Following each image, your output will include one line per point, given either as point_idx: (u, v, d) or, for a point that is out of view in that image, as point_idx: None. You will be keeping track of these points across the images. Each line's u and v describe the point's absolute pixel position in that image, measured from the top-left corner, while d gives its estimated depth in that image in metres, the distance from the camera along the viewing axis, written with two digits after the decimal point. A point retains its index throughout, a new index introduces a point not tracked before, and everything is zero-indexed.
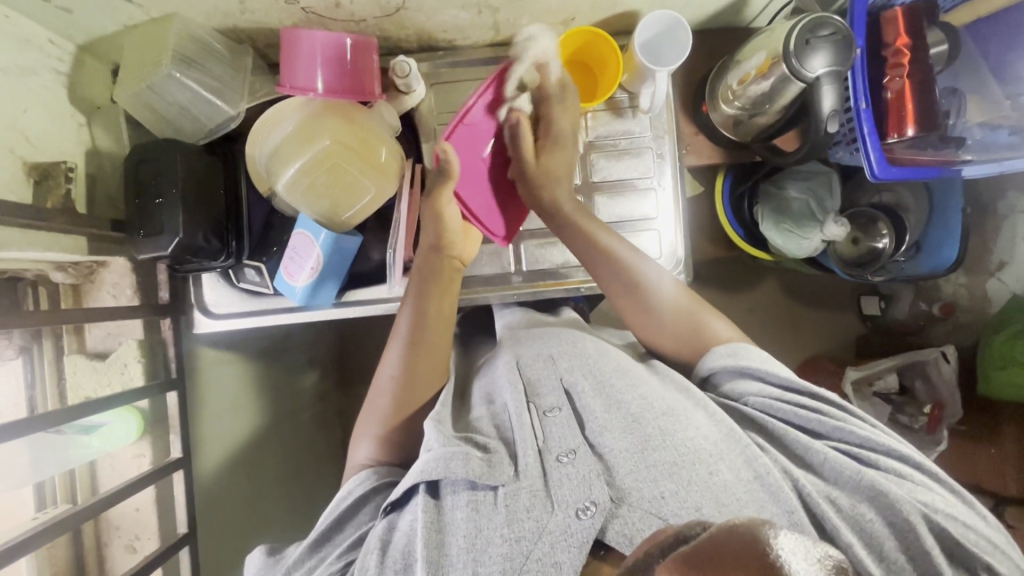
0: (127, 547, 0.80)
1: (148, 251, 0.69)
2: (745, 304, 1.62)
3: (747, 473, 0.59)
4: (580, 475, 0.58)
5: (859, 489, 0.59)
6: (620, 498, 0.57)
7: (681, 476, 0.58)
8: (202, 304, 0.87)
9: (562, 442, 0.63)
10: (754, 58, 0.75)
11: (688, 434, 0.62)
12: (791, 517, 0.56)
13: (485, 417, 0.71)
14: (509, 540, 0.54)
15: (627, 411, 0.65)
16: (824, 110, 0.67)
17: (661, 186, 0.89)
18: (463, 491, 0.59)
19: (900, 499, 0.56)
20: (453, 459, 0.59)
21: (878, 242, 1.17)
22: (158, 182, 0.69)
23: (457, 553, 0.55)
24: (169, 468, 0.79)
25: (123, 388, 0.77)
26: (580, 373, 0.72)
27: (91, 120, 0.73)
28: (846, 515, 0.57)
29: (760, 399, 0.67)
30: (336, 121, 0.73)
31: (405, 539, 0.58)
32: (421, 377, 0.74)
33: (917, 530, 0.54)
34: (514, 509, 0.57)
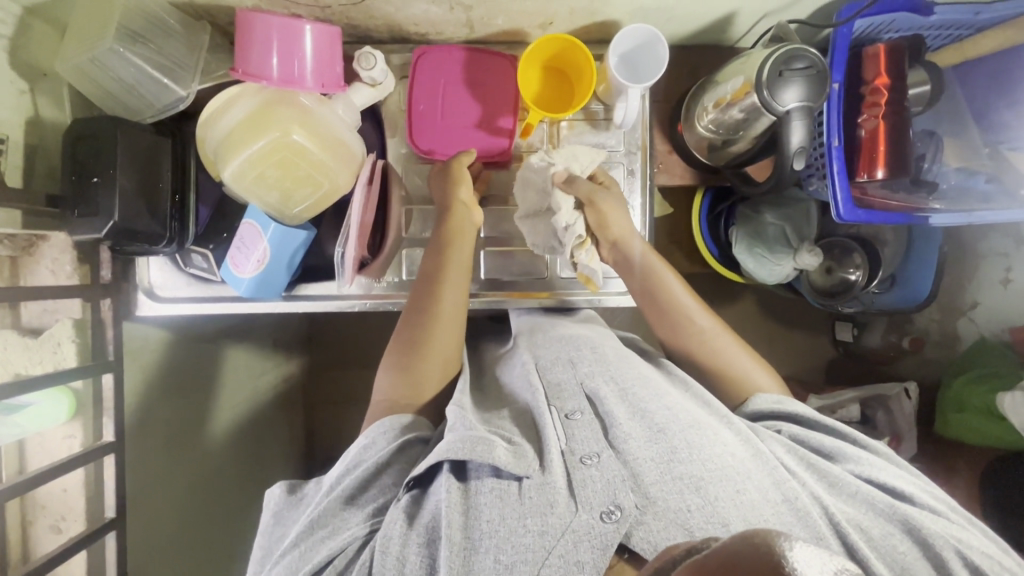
0: (52, 528, 0.79)
1: (81, 233, 0.66)
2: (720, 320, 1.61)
3: (776, 494, 0.57)
4: (605, 479, 0.56)
5: (891, 523, 0.58)
6: (646, 505, 0.55)
7: (708, 492, 0.56)
8: (149, 286, 0.85)
9: (586, 445, 0.61)
10: (731, 82, 0.73)
11: (715, 448, 0.60)
12: (819, 540, 0.54)
13: (510, 416, 0.69)
14: (533, 531, 0.53)
15: (652, 420, 0.63)
16: (791, 147, 0.64)
17: (629, 204, 0.86)
18: (488, 477, 0.58)
19: (936, 536, 0.55)
20: (479, 445, 0.58)
21: (850, 273, 1.16)
22: (96, 160, 0.66)
23: (480, 537, 0.53)
24: (100, 451, 0.78)
25: (54, 368, 0.74)
26: (602, 379, 0.70)
27: (35, 88, 0.70)
28: (877, 548, 0.56)
29: (791, 429, 0.68)
30: (308, 120, 0.71)
31: (431, 514, 0.57)
32: (433, 351, 0.73)
33: (951, 565, 0.53)
34: (538, 501, 0.55)
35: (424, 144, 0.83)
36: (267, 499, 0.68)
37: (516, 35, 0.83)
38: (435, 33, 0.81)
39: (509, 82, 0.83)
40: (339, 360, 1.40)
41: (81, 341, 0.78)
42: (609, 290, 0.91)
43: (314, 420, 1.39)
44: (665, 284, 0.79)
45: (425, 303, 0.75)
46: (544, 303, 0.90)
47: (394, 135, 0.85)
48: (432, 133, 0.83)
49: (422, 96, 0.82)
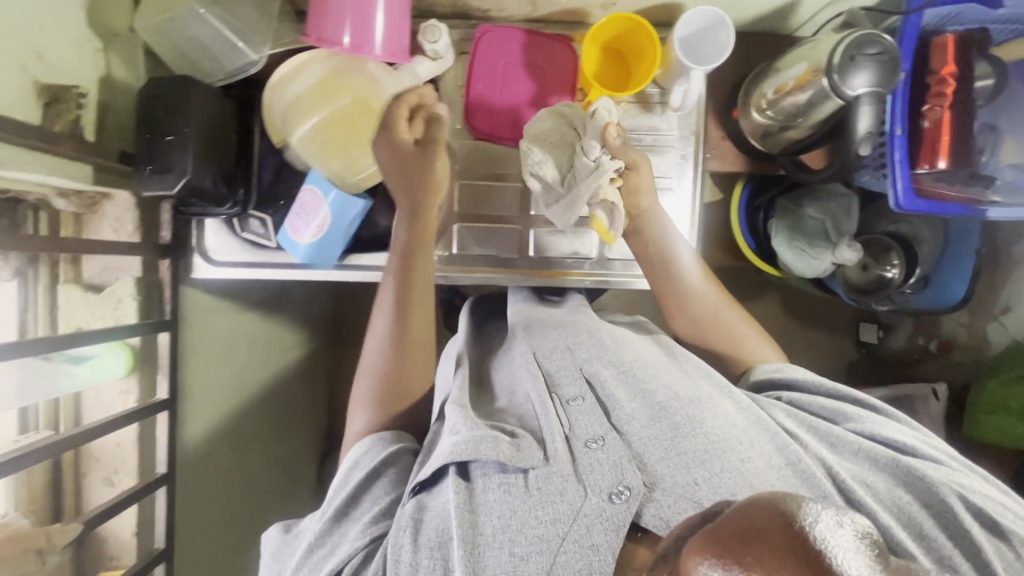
0: (105, 480, 0.81)
1: (153, 189, 0.67)
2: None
3: (779, 460, 0.58)
4: (611, 460, 0.56)
5: (895, 477, 0.58)
6: (653, 483, 0.55)
7: (712, 464, 0.56)
8: (204, 249, 0.86)
9: (589, 428, 0.60)
10: (794, 69, 0.74)
11: (715, 422, 0.61)
12: (826, 500, 0.55)
13: (508, 409, 0.68)
14: (545, 521, 0.53)
15: (654, 402, 0.63)
16: (858, 132, 0.65)
17: (679, 188, 0.87)
18: (495, 473, 0.57)
19: (938, 483, 0.56)
20: (483, 442, 0.57)
21: (888, 270, 1.16)
22: (169, 119, 0.67)
23: (492, 533, 0.53)
24: (154, 408, 0.79)
25: (116, 323, 0.76)
26: (601, 363, 0.69)
27: (109, 48, 0.71)
28: (883, 501, 0.56)
29: (791, 396, 0.68)
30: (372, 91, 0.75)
31: (439, 517, 0.56)
32: (416, 339, 0.72)
33: (952, 507, 0.54)
34: (547, 490, 0.55)
35: (477, 117, 0.84)
36: (262, 543, 0.66)
37: (577, 15, 0.83)
38: (497, 10, 0.81)
39: (570, 62, 0.84)
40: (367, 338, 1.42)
41: (142, 299, 0.79)
42: None
43: (340, 397, 1.41)
44: (679, 265, 0.80)
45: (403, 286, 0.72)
46: (588, 281, 0.90)
47: (451, 110, 0.86)
48: (488, 107, 0.84)
49: (483, 78, 0.83)
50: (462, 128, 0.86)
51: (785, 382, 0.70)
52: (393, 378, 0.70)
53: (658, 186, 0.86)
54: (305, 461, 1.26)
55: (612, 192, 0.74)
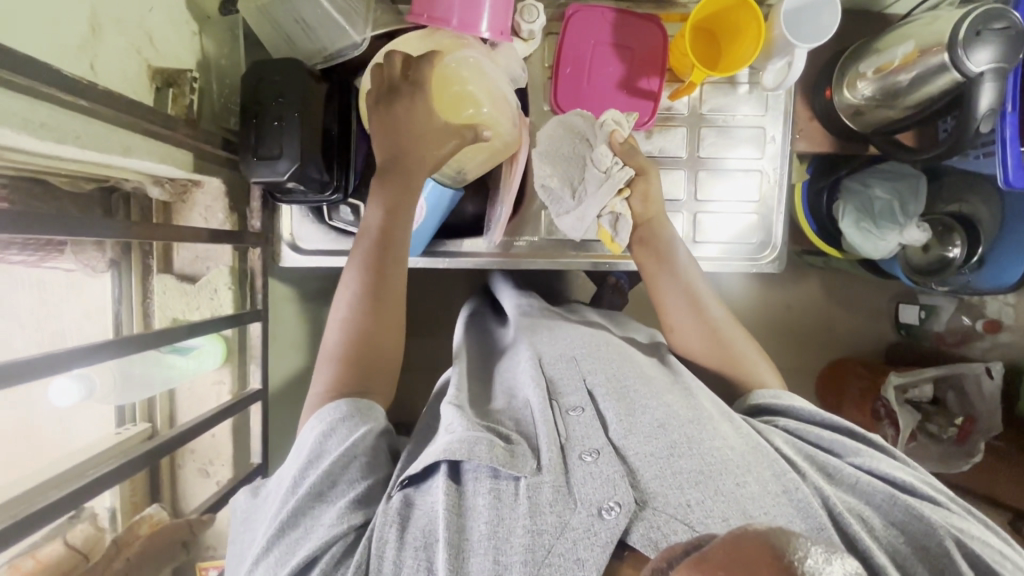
0: (200, 471, 0.80)
1: (263, 175, 0.66)
2: (788, 300, 1.61)
3: (776, 486, 0.55)
4: (604, 475, 0.53)
5: (891, 516, 0.55)
6: (643, 501, 0.52)
7: (707, 485, 0.53)
8: (291, 238, 0.82)
9: (586, 440, 0.58)
10: (902, 45, 0.72)
11: (714, 443, 0.58)
12: (821, 534, 0.52)
13: (505, 412, 0.65)
14: (531, 531, 0.49)
15: (653, 417, 0.61)
16: (980, 110, 0.64)
17: (766, 169, 0.87)
18: (486, 478, 0.54)
19: (938, 526, 0.53)
20: (476, 444, 0.55)
21: (949, 251, 1.18)
22: (278, 103, 0.65)
23: (478, 539, 0.50)
24: (247, 401, 0.76)
25: (213, 313, 0.76)
26: (603, 375, 0.67)
27: (203, 30, 0.69)
28: (879, 540, 0.54)
29: (788, 423, 0.66)
30: (482, 79, 0.71)
31: (426, 518, 0.52)
32: (382, 340, 0.65)
33: (951, 553, 0.51)
34: (537, 501, 0.52)
35: (566, 100, 0.83)
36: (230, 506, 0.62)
37: None
38: None
39: (659, 37, 0.81)
40: None
41: (236, 290, 0.78)
42: (740, 257, 0.89)
43: None
44: (689, 281, 0.77)
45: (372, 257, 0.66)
46: None
47: (535, 92, 0.84)
48: (577, 88, 0.83)
49: (572, 59, 0.82)
50: (548, 110, 0.85)
51: (782, 410, 0.68)
52: (366, 364, 0.63)
53: (745, 169, 0.87)
54: None
55: (620, 202, 0.75)
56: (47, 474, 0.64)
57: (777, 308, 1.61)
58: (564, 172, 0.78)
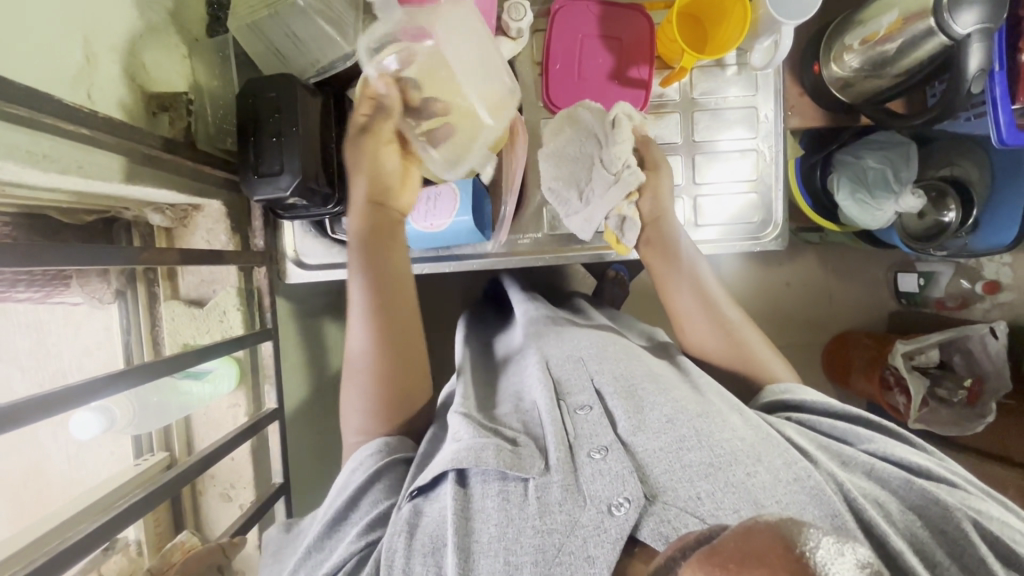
0: (222, 496, 0.80)
1: (266, 192, 0.65)
2: (786, 278, 1.62)
3: (788, 475, 0.52)
4: (614, 472, 0.53)
5: (911, 501, 0.53)
6: (654, 496, 0.52)
7: (717, 477, 0.52)
8: (296, 255, 0.82)
9: (594, 438, 0.57)
10: (886, 14, 0.73)
11: (723, 435, 0.56)
12: (836, 521, 0.49)
13: (513, 412, 0.65)
14: (541, 531, 0.50)
15: (661, 412, 0.60)
16: (970, 70, 0.65)
17: (762, 148, 0.87)
18: (494, 481, 0.55)
19: (957, 510, 0.50)
20: (483, 449, 0.56)
21: (945, 216, 1.20)
22: (275, 119, 0.65)
23: (488, 541, 0.50)
24: (265, 419, 0.76)
25: (224, 336, 0.74)
26: (611, 374, 0.66)
27: (192, 53, 0.69)
28: (895, 525, 0.51)
29: (802, 417, 0.65)
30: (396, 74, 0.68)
31: (435, 522, 0.53)
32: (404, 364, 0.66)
33: (972, 540, 0.48)
34: (545, 501, 0.52)
35: (559, 96, 0.83)
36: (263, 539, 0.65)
37: None
38: None
39: (645, 27, 0.82)
40: None
41: (244, 309, 0.77)
42: (744, 237, 0.89)
43: None
44: (697, 279, 0.78)
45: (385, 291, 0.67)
46: None
47: (528, 89, 0.84)
48: (568, 84, 0.83)
49: (562, 53, 0.82)
50: (541, 107, 0.85)
51: (797, 404, 0.67)
52: (385, 386, 0.65)
53: (740, 149, 0.87)
54: None
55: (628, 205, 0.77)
56: (69, 512, 0.63)
57: (777, 285, 1.63)
58: (573, 170, 0.79)
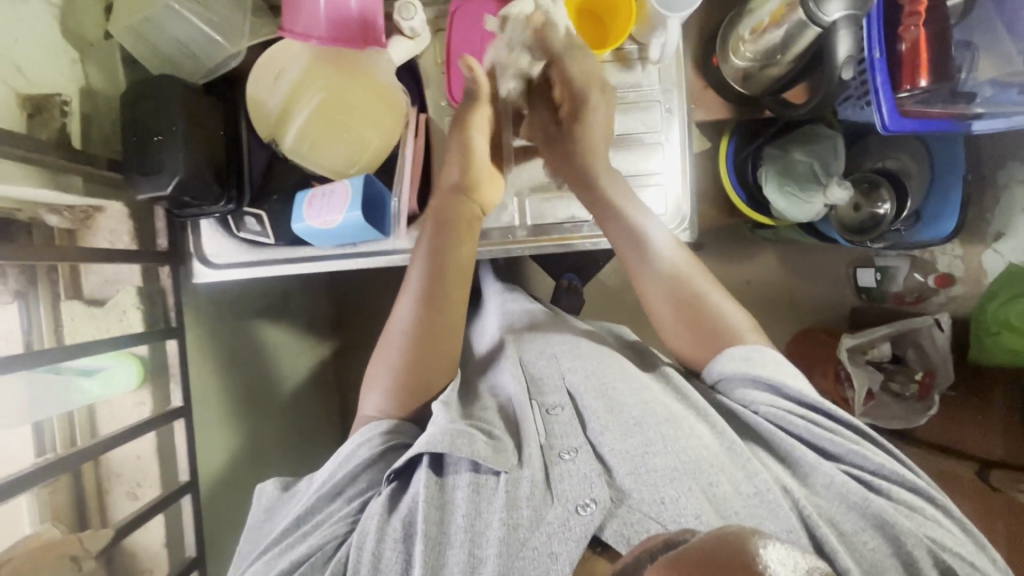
0: (128, 495, 0.80)
1: (148, 191, 0.67)
2: (745, 276, 1.54)
3: (748, 488, 0.60)
4: (581, 473, 0.60)
5: (863, 517, 0.60)
6: (620, 499, 0.59)
7: (681, 483, 0.59)
8: (202, 253, 0.84)
9: (564, 440, 0.65)
10: (768, 5, 0.74)
11: (689, 442, 0.63)
12: (790, 535, 0.56)
13: (492, 410, 0.71)
14: (506, 525, 0.56)
15: (630, 415, 0.65)
16: (839, 57, 0.66)
17: (668, 141, 0.87)
18: (466, 471, 0.62)
19: (904, 531, 0.58)
20: (458, 437, 0.62)
21: (879, 209, 1.17)
22: (156, 119, 0.67)
23: (456, 532, 0.58)
24: (171, 416, 0.79)
25: (123, 333, 0.76)
26: (582, 373, 0.72)
27: (85, 58, 0.71)
28: (846, 542, 0.58)
29: (770, 409, 0.66)
30: (274, 85, 0.74)
31: (408, 507, 0.61)
32: (435, 340, 0.73)
33: (917, 561, 0.56)
34: (515, 495, 0.59)
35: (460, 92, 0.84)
36: (258, 494, 0.69)
37: None
38: None
39: None
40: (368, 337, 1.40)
41: (146, 308, 0.79)
42: None
43: (348, 401, 1.39)
44: (666, 265, 0.77)
45: (432, 291, 0.75)
46: (590, 244, 0.87)
47: (433, 87, 0.85)
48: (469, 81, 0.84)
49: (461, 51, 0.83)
50: (446, 104, 0.85)
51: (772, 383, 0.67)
52: (413, 370, 0.72)
53: (646, 143, 0.87)
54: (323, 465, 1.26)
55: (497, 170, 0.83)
56: None
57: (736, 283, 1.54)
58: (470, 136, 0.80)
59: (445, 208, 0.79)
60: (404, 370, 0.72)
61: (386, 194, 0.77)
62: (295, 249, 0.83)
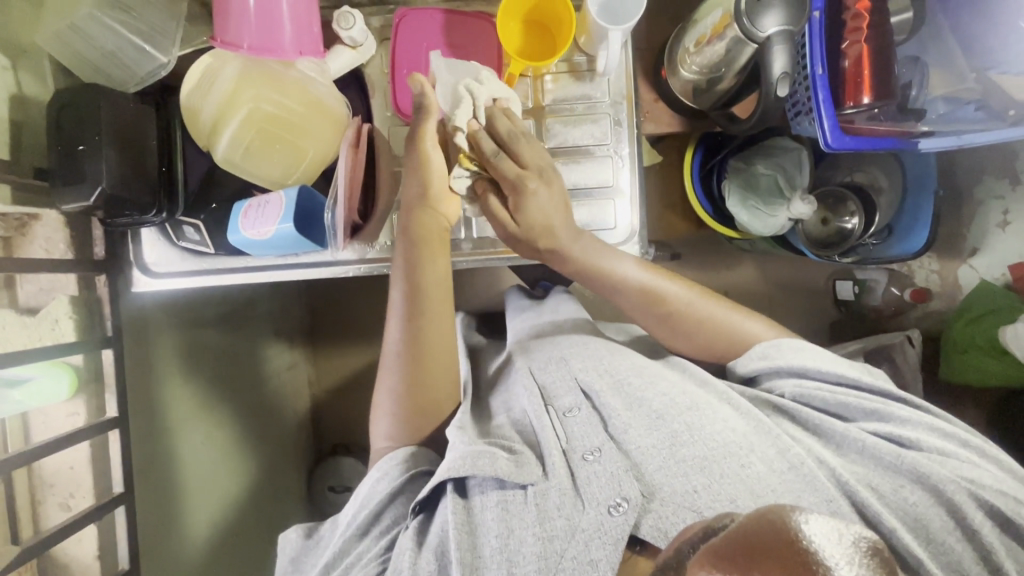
0: (61, 505, 0.79)
1: (71, 201, 0.66)
2: (721, 287, 1.47)
3: (781, 465, 0.60)
4: (609, 472, 0.60)
5: (902, 475, 0.60)
6: (651, 493, 0.58)
7: (712, 470, 0.59)
8: (143, 262, 0.84)
9: (586, 441, 0.64)
10: (710, 18, 0.72)
11: (715, 428, 0.63)
12: (830, 505, 0.57)
13: (507, 423, 0.71)
14: (542, 539, 0.56)
15: (651, 408, 0.66)
16: (774, 73, 0.65)
17: (618, 154, 0.85)
18: (493, 490, 0.61)
19: (945, 482, 0.58)
20: (480, 459, 0.60)
21: (845, 222, 1.16)
22: (79, 128, 0.66)
23: (491, 554, 0.56)
24: (105, 426, 0.78)
25: (53, 343, 0.75)
26: (595, 371, 0.71)
27: (18, 65, 0.70)
28: (889, 503, 0.58)
29: (793, 389, 0.68)
30: (195, 97, 0.72)
31: (438, 537, 0.59)
32: (440, 372, 0.73)
33: (961, 507, 0.56)
34: (545, 507, 0.58)
35: (405, 101, 0.83)
36: (279, 547, 0.70)
37: None
38: None
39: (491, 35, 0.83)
40: None
41: (79, 318, 0.79)
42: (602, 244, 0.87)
43: None
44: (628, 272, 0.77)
45: (415, 312, 0.73)
46: None
47: (379, 96, 0.84)
48: (414, 91, 0.82)
49: (405, 60, 0.82)
50: (392, 114, 0.84)
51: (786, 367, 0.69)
52: (416, 395, 0.72)
53: (594, 155, 0.85)
54: (284, 473, 1.25)
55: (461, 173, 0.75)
56: None
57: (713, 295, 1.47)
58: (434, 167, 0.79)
59: (407, 223, 0.74)
60: (406, 393, 0.72)
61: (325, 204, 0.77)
62: (238, 259, 0.83)
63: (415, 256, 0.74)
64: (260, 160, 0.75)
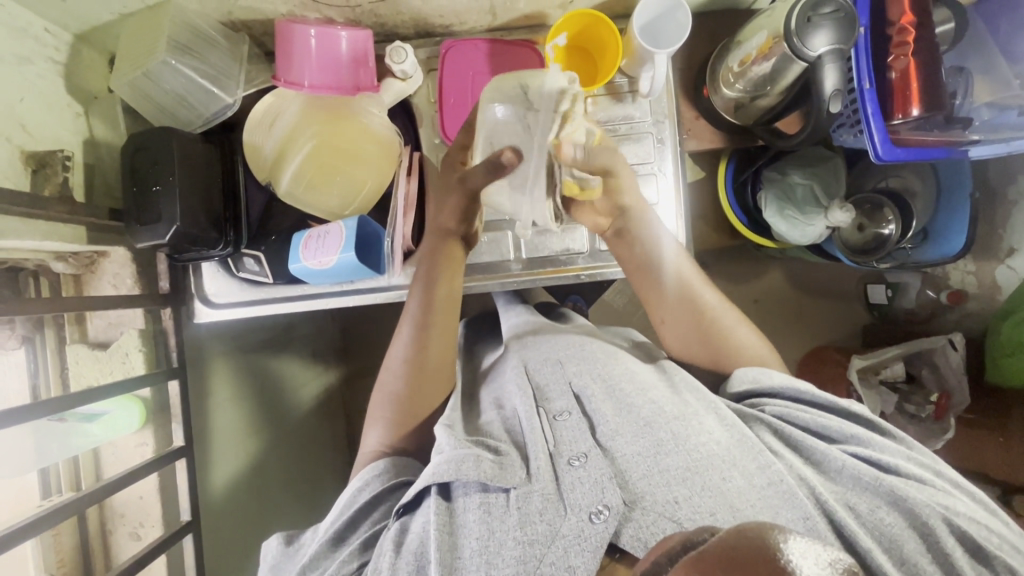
0: (131, 534, 0.81)
1: (147, 239, 0.70)
2: (756, 295, 1.47)
3: (760, 479, 0.56)
4: (592, 478, 0.57)
5: (878, 496, 0.56)
6: (633, 502, 0.55)
7: (695, 482, 0.56)
8: (202, 293, 0.85)
9: (573, 445, 0.61)
10: (755, 39, 0.74)
11: (699, 439, 0.60)
12: (807, 523, 0.53)
13: (498, 421, 0.69)
14: (522, 542, 0.53)
15: (639, 415, 0.64)
16: (826, 90, 0.68)
17: (662, 171, 0.87)
18: (475, 493, 0.58)
19: (921, 505, 0.54)
20: (464, 462, 0.59)
21: (884, 228, 1.12)
22: (154, 170, 0.70)
23: (470, 556, 0.54)
24: (171, 455, 0.79)
25: (125, 377, 0.76)
26: (589, 376, 0.71)
27: (88, 110, 0.73)
28: (866, 525, 0.54)
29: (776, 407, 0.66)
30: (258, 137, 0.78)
31: (418, 539, 0.57)
32: (431, 367, 0.75)
33: (936, 534, 0.52)
34: (526, 511, 0.56)
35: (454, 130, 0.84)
36: (262, 552, 0.67)
37: (538, 17, 0.84)
38: (459, 24, 0.83)
39: (535, 57, 0.84)
40: (373, 364, 1.39)
41: (147, 350, 0.80)
42: None
43: (355, 429, 1.38)
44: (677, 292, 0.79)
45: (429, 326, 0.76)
46: (584, 276, 0.88)
47: (426, 125, 0.86)
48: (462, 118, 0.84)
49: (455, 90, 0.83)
50: (440, 142, 0.86)
51: (767, 390, 0.69)
52: (411, 401, 0.74)
53: (640, 174, 0.87)
54: (331, 495, 1.25)
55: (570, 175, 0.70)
56: None
57: (745, 302, 1.46)
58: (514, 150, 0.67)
59: (433, 246, 0.78)
60: (401, 405, 0.74)
61: (380, 232, 0.78)
62: (295, 288, 0.85)
63: (433, 274, 0.77)
64: (323, 196, 0.80)
